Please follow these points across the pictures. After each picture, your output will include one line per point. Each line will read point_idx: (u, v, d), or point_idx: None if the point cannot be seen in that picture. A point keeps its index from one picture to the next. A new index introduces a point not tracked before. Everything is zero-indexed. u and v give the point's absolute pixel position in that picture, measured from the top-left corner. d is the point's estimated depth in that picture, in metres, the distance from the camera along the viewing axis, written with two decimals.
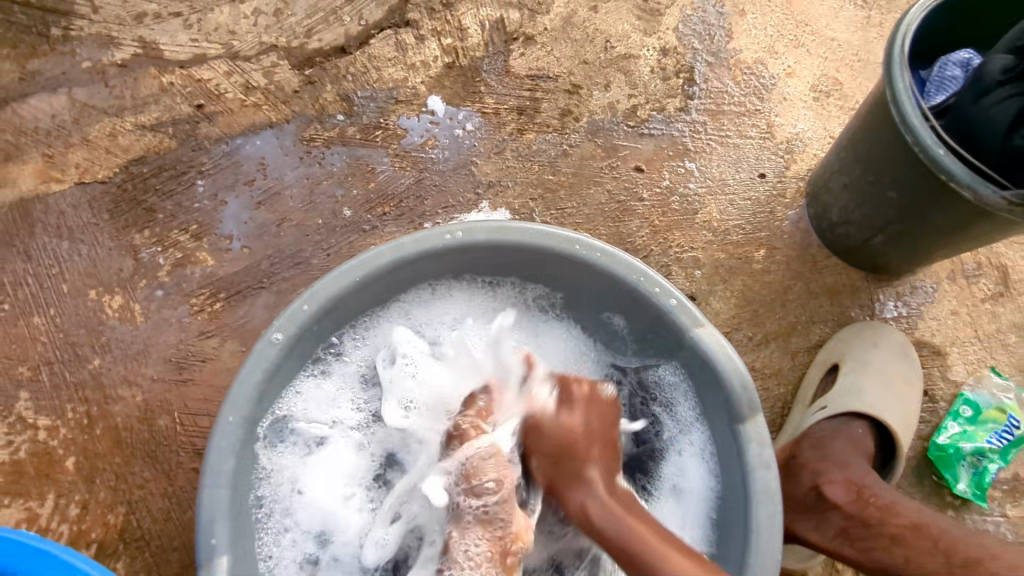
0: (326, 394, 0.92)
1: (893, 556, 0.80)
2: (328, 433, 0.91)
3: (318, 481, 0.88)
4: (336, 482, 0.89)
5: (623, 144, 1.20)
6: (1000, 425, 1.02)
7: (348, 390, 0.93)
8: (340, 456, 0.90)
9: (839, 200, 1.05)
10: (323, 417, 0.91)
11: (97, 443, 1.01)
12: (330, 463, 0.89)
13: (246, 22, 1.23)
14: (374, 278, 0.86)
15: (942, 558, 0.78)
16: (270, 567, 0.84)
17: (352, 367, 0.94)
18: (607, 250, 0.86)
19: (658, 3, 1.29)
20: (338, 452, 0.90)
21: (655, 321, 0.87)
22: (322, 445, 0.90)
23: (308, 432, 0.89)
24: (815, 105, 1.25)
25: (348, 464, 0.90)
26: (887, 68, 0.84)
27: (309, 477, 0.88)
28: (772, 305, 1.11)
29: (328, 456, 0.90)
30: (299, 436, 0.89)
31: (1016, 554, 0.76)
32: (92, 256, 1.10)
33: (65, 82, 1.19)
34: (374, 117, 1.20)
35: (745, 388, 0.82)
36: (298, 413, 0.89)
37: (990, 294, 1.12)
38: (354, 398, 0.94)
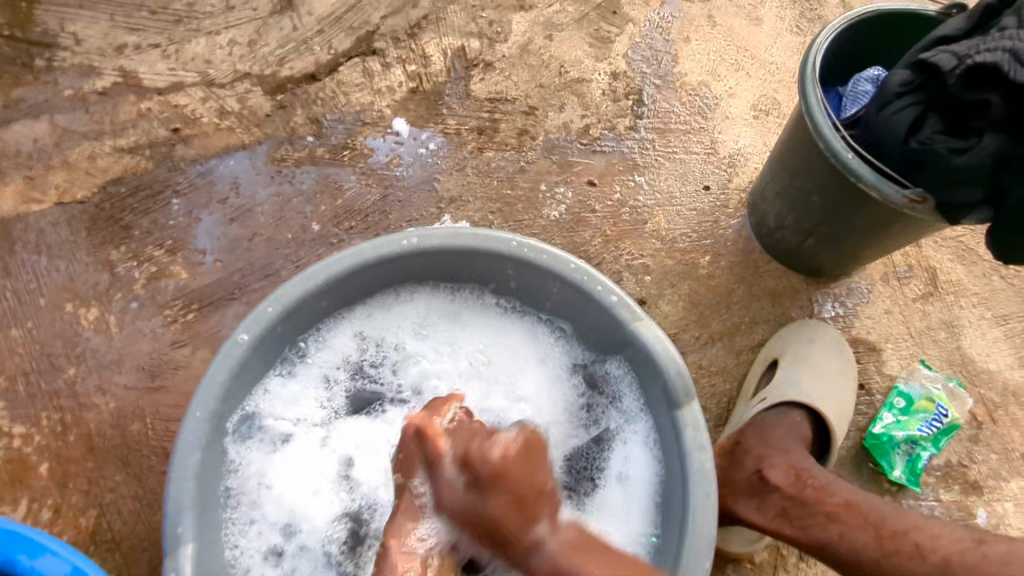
0: (292, 394, 0.97)
1: (828, 531, 0.83)
2: (294, 430, 0.96)
3: (285, 475, 0.93)
4: (301, 474, 0.94)
5: (576, 160, 1.29)
6: (930, 414, 1.07)
7: (315, 390, 0.99)
8: (308, 451, 0.96)
9: (774, 207, 1.13)
10: (286, 416, 0.96)
11: (70, 449, 1.04)
12: (298, 457, 0.95)
13: (222, 52, 1.31)
14: (336, 281, 0.92)
15: (872, 530, 0.80)
16: (236, 556, 0.88)
17: (315, 368, 0.99)
18: (553, 253, 0.92)
19: (608, 31, 1.39)
20: (305, 447, 0.96)
21: (598, 318, 0.94)
22: (286, 442, 0.95)
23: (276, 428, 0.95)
24: (755, 123, 1.35)
25: (312, 459, 0.95)
26: (801, 84, 0.93)
27: (276, 471, 0.93)
28: (717, 307, 1.18)
29: (293, 451, 0.95)
30: (266, 433, 0.94)
31: (938, 525, 0.80)
32: (69, 271, 1.15)
33: (47, 109, 1.26)
34: (342, 138, 1.28)
35: (680, 375, 0.88)
36: (265, 411, 0.94)
37: (921, 294, 1.20)
38: (316, 397, 0.98)
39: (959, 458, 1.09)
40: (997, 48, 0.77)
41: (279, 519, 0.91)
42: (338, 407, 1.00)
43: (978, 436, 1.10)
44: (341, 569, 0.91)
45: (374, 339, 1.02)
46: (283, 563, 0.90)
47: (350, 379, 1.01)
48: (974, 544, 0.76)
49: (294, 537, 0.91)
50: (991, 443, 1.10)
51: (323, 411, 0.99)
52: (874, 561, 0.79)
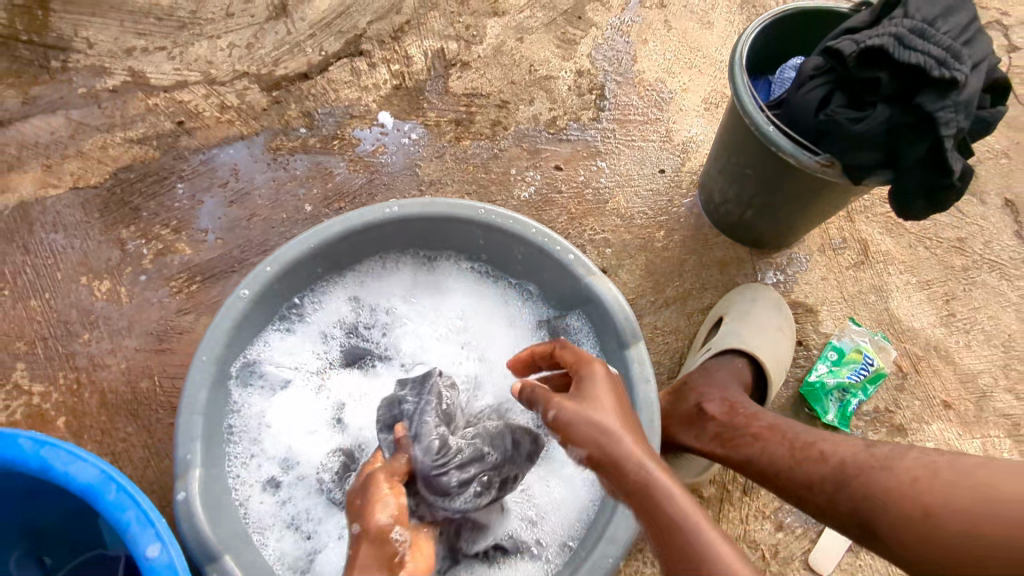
0: (291, 348, 1.11)
1: (753, 448, 0.95)
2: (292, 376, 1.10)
3: (285, 417, 1.08)
4: (299, 415, 1.09)
5: (545, 148, 1.42)
6: (859, 363, 1.21)
7: (310, 344, 1.13)
8: (304, 397, 1.11)
9: (718, 184, 1.27)
10: (285, 364, 1.10)
11: (85, 404, 1.15)
12: (296, 402, 1.09)
13: (222, 54, 1.45)
14: (326, 246, 1.05)
15: (788, 445, 0.93)
16: (238, 483, 1.00)
17: (310, 324, 1.13)
18: (518, 218, 1.05)
19: (574, 34, 1.54)
20: (302, 394, 1.11)
21: (558, 274, 1.07)
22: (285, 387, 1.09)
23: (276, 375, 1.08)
24: (706, 114, 1.49)
25: (309, 403, 1.10)
26: (731, 70, 1.07)
27: (277, 414, 1.07)
28: (670, 275, 1.31)
29: (292, 395, 1.09)
30: (266, 380, 1.07)
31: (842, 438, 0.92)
32: (84, 248, 1.27)
33: (63, 105, 1.38)
34: (332, 129, 1.41)
35: (628, 321, 1.00)
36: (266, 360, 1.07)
37: (853, 263, 1.34)
38: (311, 349, 1.13)
39: (886, 404, 1.22)
40: (885, 33, 0.92)
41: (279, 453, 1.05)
42: (331, 359, 1.14)
43: (903, 384, 1.24)
44: (330, 495, 1.03)
45: (362, 301, 1.17)
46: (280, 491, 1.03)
47: (342, 336, 1.15)
48: (866, 447, 0.87)
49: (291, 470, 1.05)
50: (914, 391, 1.23)
51: (318, 362, 1.13)
52: (787, 468, 0.90)
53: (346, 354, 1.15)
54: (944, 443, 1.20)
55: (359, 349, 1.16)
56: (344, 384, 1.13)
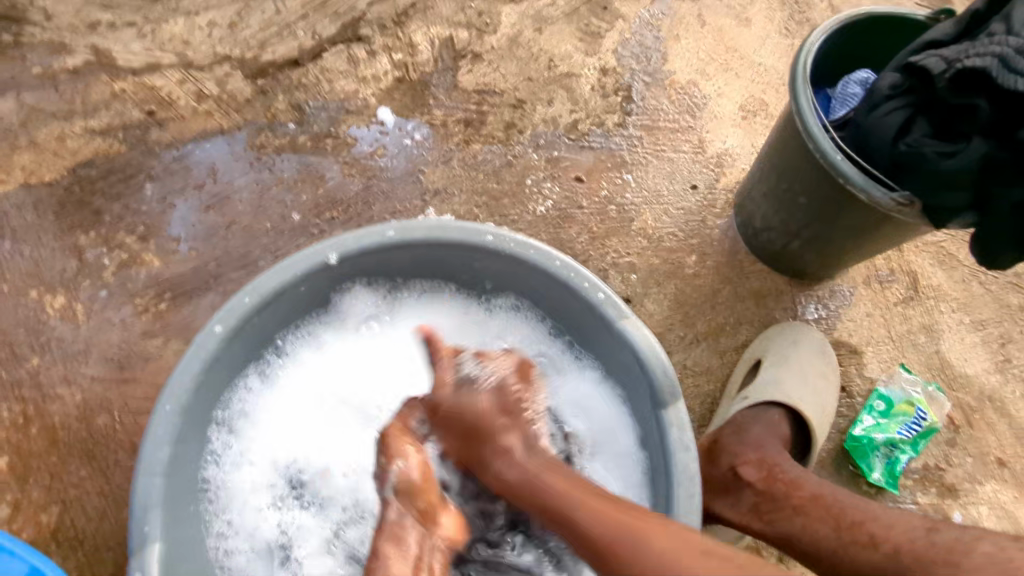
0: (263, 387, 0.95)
1: (794, 524, 0.86)
2: (256, 414, 0.94)
3: (246, 488, 0.91)
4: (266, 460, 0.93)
5: (564, 156, 1.27)
6: (910, 418, 1.09)
7: (291, 396, 0.97)
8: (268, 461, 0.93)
9: (761, 208, 1.13)
10: (252, 402, 0.94)
11: (33, 441, 1.02)
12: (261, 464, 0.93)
13: (200, 33, 1.26)
14: (315, 273, 0.90)
15: (832, 522, 0.83)
16: (217, 541, 0.89)
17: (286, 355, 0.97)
18: (539, 248, 0.91)
19: (598, 26, 1.38)
20: (267, 433, 0.94)
21: (584, 313, 0.92)
22: (247, 427, 0.93)
23: (245, 440, 0.93)
24: (743, 124, 1.34)
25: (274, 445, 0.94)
26: (792, 84, 0.93)
27: (239, 479, 0.91)
28: (702, 307, 1.17)
29: (254, 436, 0.93)
30: (233, 422, 0.92)
31: (894, 515, 0.81)
32: (35, 257, 1.11)
33: (14, 86, 1.20)
34: (325, 126, 1.24)
35: (666, 374, 0.87)
36: (246, 402, 0.94)
37: (902, 298, 1.21)
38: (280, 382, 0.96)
39: (936, 461, 1.10)
40: (988, 53, 0.78)
41: (268, 518, 0.91)
42: (303, 393, 0.97)
43: (954, 439, 1.12)
44: (333, 558, 0.91)
45: (350, 347, 1.00)
46: (293, 550, 0.91)
47: (315, 387, 0.98)
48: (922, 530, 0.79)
49: (291, 528, 0.91)
50: (967, 446, 1.12)
51: (284, 396, 0.96)
52: (831, 553, 0.82)
53: (320, 389, 0.98)
54: (997, 507, 1.09)
55: (336, 403, 0.97)
56: (312, 441, 0.95)
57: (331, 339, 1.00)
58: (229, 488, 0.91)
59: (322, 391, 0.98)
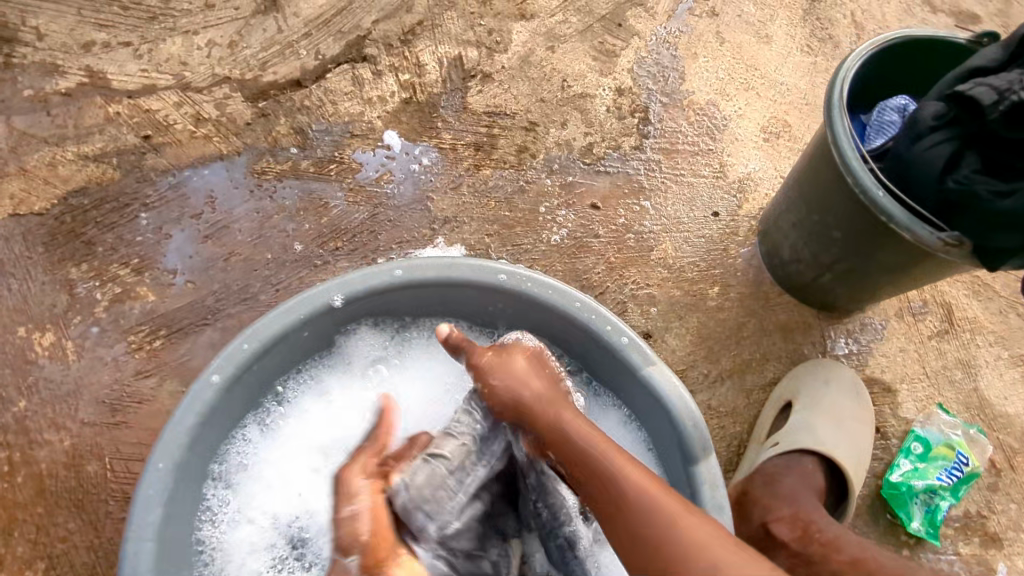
0: (261, 440, 0.89)
1: None
2: (253, 467, 0.88)
3: (246, 548, 0.85)
4: (263, 519, 0.87)
5: (579, 181, 1.21)
6: (950, 462, 1.03)
7: (291, 446, 0.90)
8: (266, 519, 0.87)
9: (789, 238, 1.07)
10: (249, 455, 0.88)
11: (18, 491, 0.96)
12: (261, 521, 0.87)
13: (199, 54, 1.21)
14: (320, 315, 0.84)
15: None
16: None
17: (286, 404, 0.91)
18: (558, 288, 0.85)
19: (613, 44, 1.32)
20: (267, 488, 0.88)
21: (606, 358, 0.87)
22: (244, 481, 0.87)
23: (243, 495, 0.87)
24: (766, 146, 1.29)
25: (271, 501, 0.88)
26: (827, 113, 0.87)
27: (239, 538, 0.85)
28: (726, 342, 1.11)
29: (251, 492, 0.87)
30: (227, 477, 0.86)
31: None
32: (23, 291, 1.06)
33: (4, 110, 1.15)
34: (329, 151, 1.18)
35: (696, 426, 0.81)
36: (243, 455, 0.88)
37: (937, 332, 1.14)
38: (279, 431, 0.90)
39: (978, 508, 1.04)
40: None
41: None
42: (303, 443, 0.91)
43: (997, 484, 1.06)
44: None
45: (356, 391, 0.94)
46: None
47: (317, 436, 0.91)
48: None
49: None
50: (1010, 492, 1.05)
51: (282, 447, 0.90)
52: None
53: (321, 439, 0.91)
54: None
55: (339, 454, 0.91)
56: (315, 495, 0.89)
57: (334, 384, 0.93)
58: (228, 548, 0.85)
59: (326, 439, 0.91)
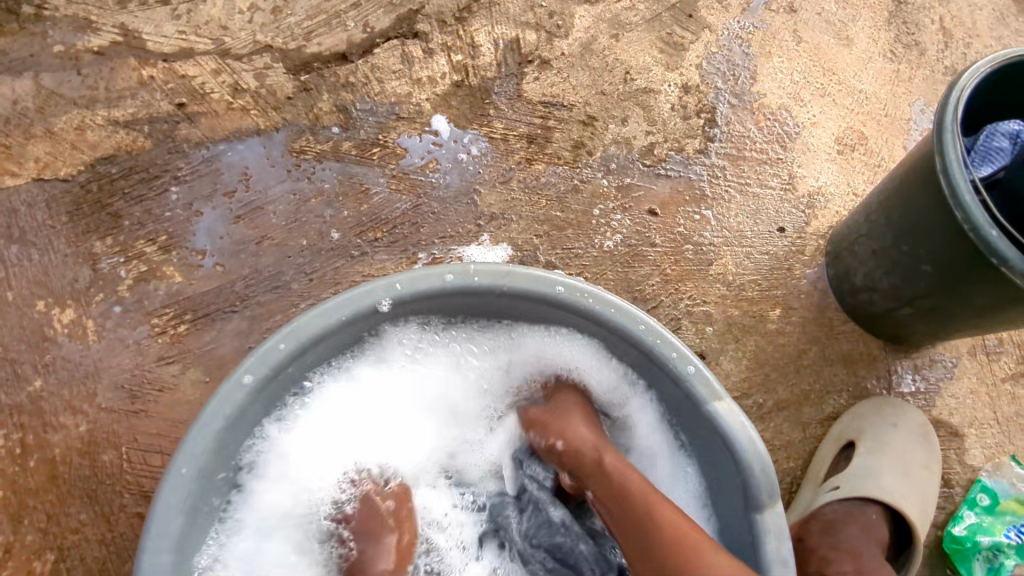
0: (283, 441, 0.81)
1: None
2: (269, 467, 0.80)
3: (260, 547, 0.79)
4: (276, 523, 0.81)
5: (637, 184, 1.13)
6: (1019, 519, 0.97)
7: (314, 442, 0.83)
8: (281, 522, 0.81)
9: (865, 265, 0.99)
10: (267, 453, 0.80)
11: (30, 476, 0.91)
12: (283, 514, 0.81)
13: (240, 18, 1.12)
14: (360, 317, 0.77)
15: None
16: None
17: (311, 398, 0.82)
18: (621, 305, 0.77)
19: (683, 36, 1.22)
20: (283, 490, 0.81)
21: (669, 386, 0.79)
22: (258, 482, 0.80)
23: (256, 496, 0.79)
24: (839, 158, 1.19)
25: (281, 503, 0.81)
26: (937, 135, 0.78)
27: (254, 538, 0.79)
28: (785, 370, 1.04)
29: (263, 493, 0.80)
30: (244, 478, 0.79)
31: None
32: (45, 262, 1.00)
33: (32, 66, 1.08)
34: (373, 133, 1.11)
35: (765, 472, 0.73)
36: (263, 451, 0.80)
37: (1012, 374, 1.06)
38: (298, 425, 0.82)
39: None
40: None
41: None
42: (325, 442, 0.84)
43: None
44: None
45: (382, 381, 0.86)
46: None
47: (340, 433, 0.85)
48: None
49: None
50: None
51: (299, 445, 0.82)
52: None
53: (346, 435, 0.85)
54: None
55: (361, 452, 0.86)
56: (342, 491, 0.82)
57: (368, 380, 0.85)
58: (240, 549, 0.78)
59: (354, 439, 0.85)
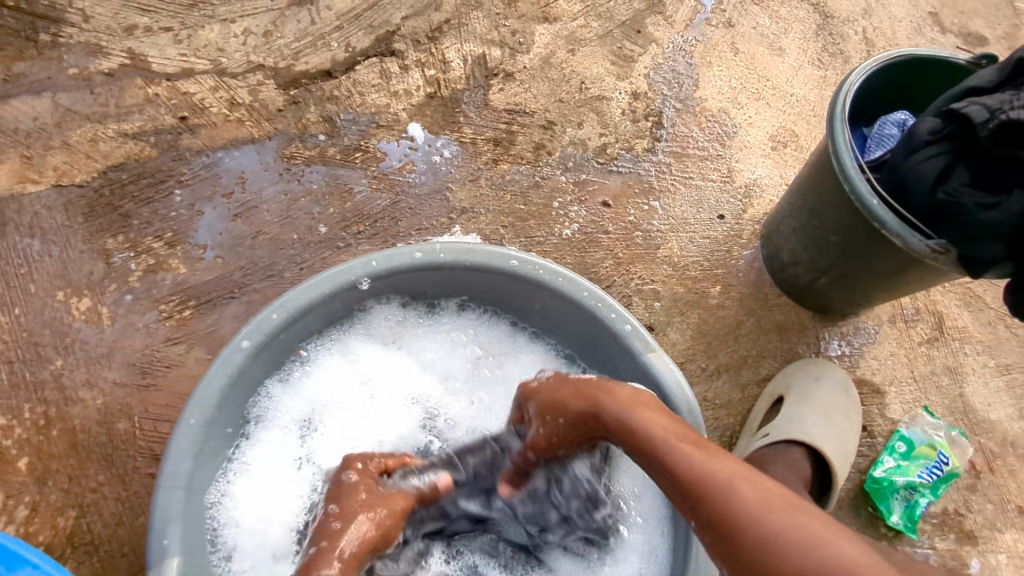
0: (284, 400, 0.94)
1: None
2: (271, 420, 0.93)
3: (260, 491, 0.90)
4: (274, 470, 0.92)
5: (592, 180, 1.27)
6: (932, 461, 1.08)
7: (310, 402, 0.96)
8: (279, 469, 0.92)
9: (789, 242, 1.13)
10: (270, 409, 0.93)
11: (53, 444, 1.02)
12: (281, 463, 0.92)
13: (235, 41, 1.27)
14: (342, 291, 0.89)
15: None
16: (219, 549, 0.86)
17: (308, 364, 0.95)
18: (567, 275, 0.90)
19: (631, 50, 1.37)
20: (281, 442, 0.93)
21: (611, 344, 0.92)
22: (261, 434, 0.92)
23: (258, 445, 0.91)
24: (773, 154, 1.34)
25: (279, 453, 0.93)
26: (830, 124, 0.92)
27: (255, 481, 0.90)
28: (725, 338, 1.17)
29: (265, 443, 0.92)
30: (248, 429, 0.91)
31: None
32: (63, 257, 1.12)
33: (49, 86, 1.21)
34: (355, 139, 1.24)
35: (691, 411, 0.86)
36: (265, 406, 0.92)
37: (927, 338, 1.19)
38: (297, 386, 0.95)
39: (956, 507, 1.09)
40: None
41: (271, 527, 0.88)
42: (320, 402, 0.97)
43: (976, 485, 1.11)
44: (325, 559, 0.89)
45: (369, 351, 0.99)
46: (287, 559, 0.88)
47: (332, 394, 0.97)
48: None
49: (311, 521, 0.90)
50: (988, 493, 1.11)
51: (298, 404, 0.95)
52: None
53: (338, 397, 0.98)
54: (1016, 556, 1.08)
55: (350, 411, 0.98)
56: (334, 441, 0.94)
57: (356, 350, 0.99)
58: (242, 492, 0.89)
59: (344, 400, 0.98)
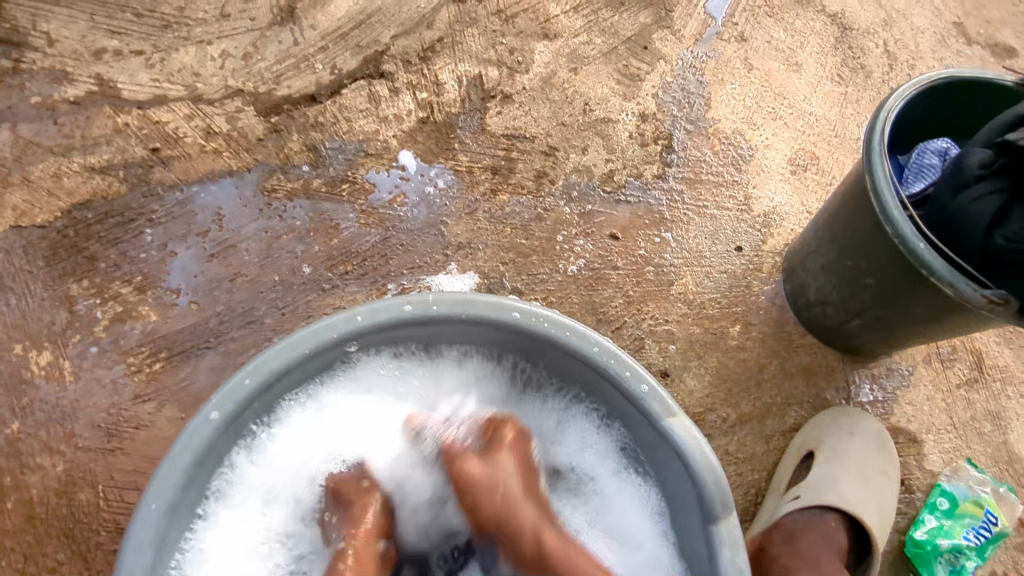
0: (251, 469, 0.84)
1: None
2: (235, 494, 0.82)
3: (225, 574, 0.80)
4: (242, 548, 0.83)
5: (598, 211, 1.17)
6: (978, 521, 0.99)
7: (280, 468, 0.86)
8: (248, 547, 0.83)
9: (816, 280, 1.03)
10: (235, 482, 0.82)
11: (8, 518, 0.92)
12: (247, 541, 0.83)
13: (212, 64, 1.17)
14: (324, 349, 0.79)
15: None
16: None
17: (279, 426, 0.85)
18: (576, 328, 0.80)
19: (639, 68, 1.28)
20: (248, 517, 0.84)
21: (625, 404, 0.82)
22: (225, 510, 0.81)
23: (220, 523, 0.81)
24: (793, 179, 1.24)
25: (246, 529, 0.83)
26: (867, 155, 0.83)
27: (218, 568, 0.80)
28: (746, 384, 1.07)
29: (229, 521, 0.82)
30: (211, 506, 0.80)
31: None
32: (23, 306, 1.02)
33: (10, 117, 1.12)
34: (342, 169, 1.15)
35: (718, 484, 0.75)
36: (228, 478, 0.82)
37: (966, 380, 1.09)
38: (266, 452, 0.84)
39: (1005, 570, 1.00)
40: None
41: None
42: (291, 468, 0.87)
43: None
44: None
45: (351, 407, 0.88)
46: None
47: (305, 457, 0.88)
48: None
49: None
50: None
51: (264, 472, 0.85)
52: None
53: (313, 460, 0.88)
54: None
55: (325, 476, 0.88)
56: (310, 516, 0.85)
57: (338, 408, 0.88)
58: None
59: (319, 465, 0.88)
